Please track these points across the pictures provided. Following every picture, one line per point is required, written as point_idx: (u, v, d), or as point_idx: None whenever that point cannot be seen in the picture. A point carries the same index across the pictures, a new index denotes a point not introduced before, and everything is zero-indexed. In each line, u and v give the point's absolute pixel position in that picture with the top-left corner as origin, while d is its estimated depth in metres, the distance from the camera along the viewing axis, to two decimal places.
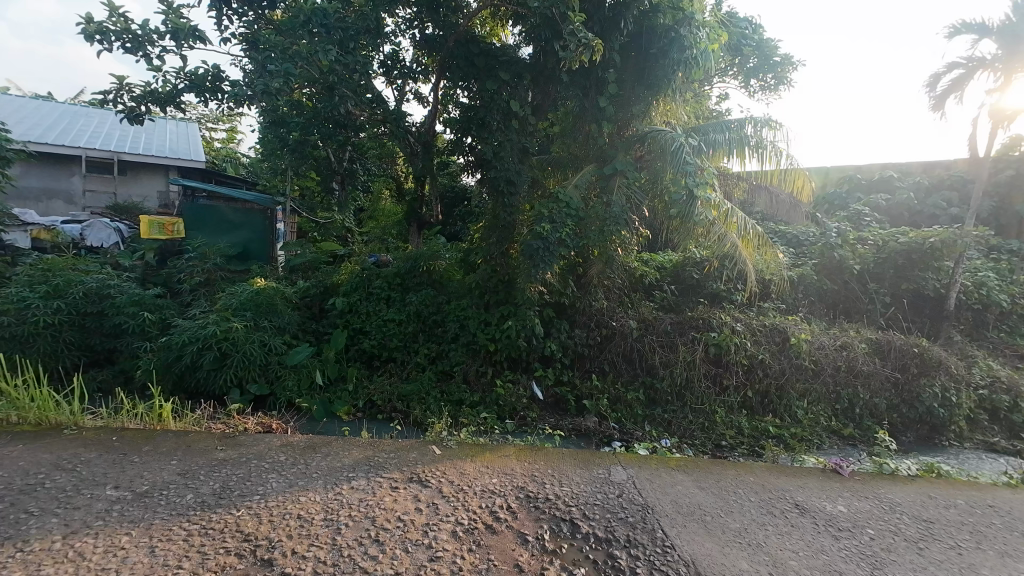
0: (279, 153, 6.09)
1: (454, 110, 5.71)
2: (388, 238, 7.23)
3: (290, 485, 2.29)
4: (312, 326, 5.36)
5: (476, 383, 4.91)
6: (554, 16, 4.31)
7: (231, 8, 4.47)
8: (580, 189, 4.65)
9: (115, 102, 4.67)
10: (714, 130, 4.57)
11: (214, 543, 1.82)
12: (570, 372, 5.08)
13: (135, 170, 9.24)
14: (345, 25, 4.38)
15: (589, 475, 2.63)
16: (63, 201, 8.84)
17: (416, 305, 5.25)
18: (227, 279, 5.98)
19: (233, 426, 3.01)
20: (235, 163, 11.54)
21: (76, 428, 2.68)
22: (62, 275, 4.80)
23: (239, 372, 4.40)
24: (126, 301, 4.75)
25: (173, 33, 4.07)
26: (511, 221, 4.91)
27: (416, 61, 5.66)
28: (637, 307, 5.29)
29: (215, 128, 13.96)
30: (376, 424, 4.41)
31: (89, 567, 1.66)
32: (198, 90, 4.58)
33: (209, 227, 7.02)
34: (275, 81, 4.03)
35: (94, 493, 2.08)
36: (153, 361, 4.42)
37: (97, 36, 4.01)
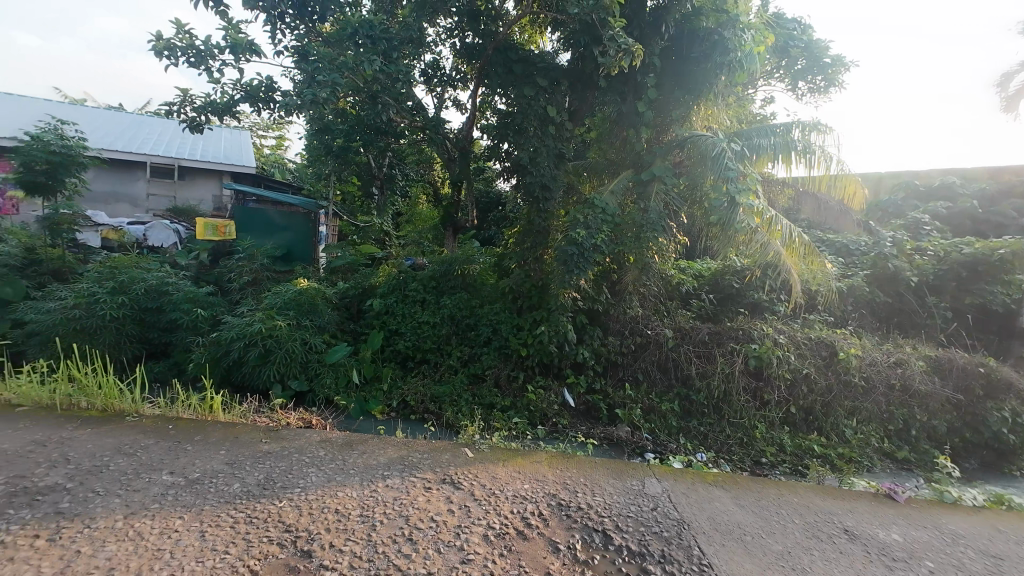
0: (324, 158, 6.49)
1: (491, 116, 5.78)
2: (425, 241, 7.39)
3: (328, 480, 2.36)
4: (350, 325, 5.54)
5: (507, 388, 4.92)
6: (593, 21, 4.31)
7: (284, 22, 4.70)
8: (615, 195, 4.62)
9: (178, 113, 5.01)
10: (757, 134, 4.43)
11: (259, 532, 1.91)
12: (603, 380, 5.01)
13: (193, 175, 9.87)
14: (389, 35, 4.55)
15: (622, 486, 2.58)
16: (128, 204, 9.46)
17: (450, 308, 5.32)
18: (272, 279, 6.27)
19: (276, 420, 3.15)
20: (282, 168, 12.13)
21: (136, 416, 2.87)
22: (127, 272, 5.17)
23: (282, 368, 4.59)
24: (182, 297, 5.07)
25: (232, 47, 4.32)
26: (545, 227, 5.00)
27: (456, 69, 5.76)
28: (672, 315, 5.16)
29: (266, 135, 14.75)
30: (409, 424, 4.50)
31: (147, 546, 1.77)
32: (252, 100, 4.83)
33: (257, 228, 7.35)
34: (322, 90, 4.23)
35: (151, 477, 2.22)
36: (204, 355, 4.68)
37: (165, 52, 4.32)
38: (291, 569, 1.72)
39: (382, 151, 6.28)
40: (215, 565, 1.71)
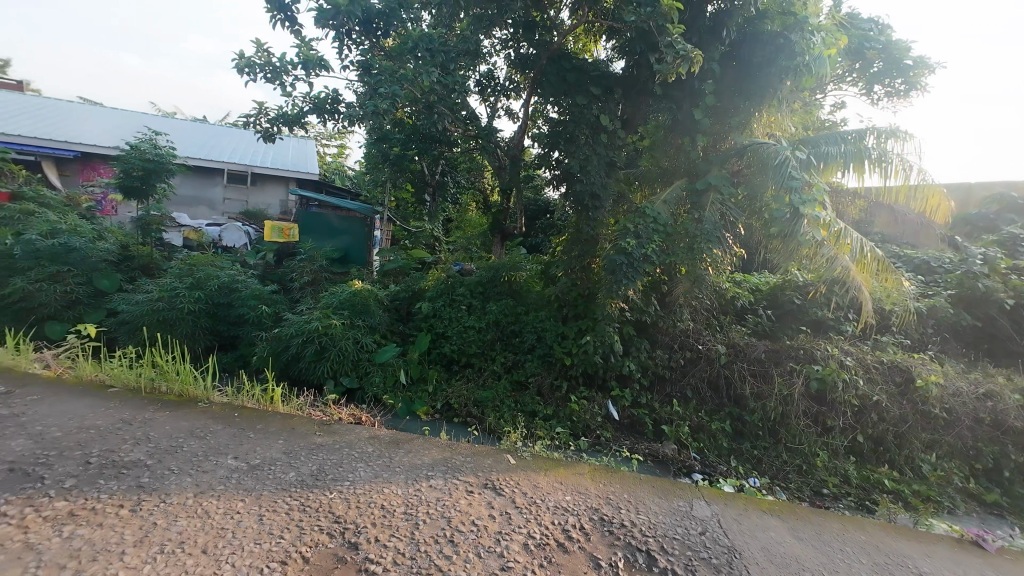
0: (381, 166, 6.78)
1: (542, 125, 5.81)
2: (473, 247, 7.53)
3: (374, 476, 2.44)
4: (399, 327, 5.72)
5: (550, 397, 4.89)
6: (651, 29, 4.24)
7: (351, 39, 4.99)
8: (668, 205, 4.50)
9: (254, 124, 5.43)
10: (825, 142, 4.17)
11: (310, 520, 2.00)
12: (649, 395, 4.87)
13: (263, 182, 10.63)
14: (447, 48, 4.71)
15: (668, 506, 2.48)
16: (206, 207, 10.27)
17: (496, 314, 5.36)
18: (330, 280, 6.62)
19: (329, 414, 3.31)
20: (342, 175, 12.81)
21: (207, 403, 3.11)
22: (204, 269, 5.63)
23: (335, 365, 4.82)
24: (249, 295, 5.45)
25: (304, 63, 4.64)
26: (594, 235, 4.97)
27: (510, 79, 5.86)
28: (725, 330, 4.93)
29: (329, 144, 15.61)
30: (452, 427, 4.57)
31: (213, 524, 1.90)
32: (319, 111, 5.14)
33: (317, 231, 7.76)
34: (383, 102, 4.45)
35: (218, 461, 2.39)
36: (267, 349, 5.00)
37: (246, 69, 4.71)
38: (338, 559, 1.79)
39: (436, 159, 6.49)
40: (271, 547, 1.81)
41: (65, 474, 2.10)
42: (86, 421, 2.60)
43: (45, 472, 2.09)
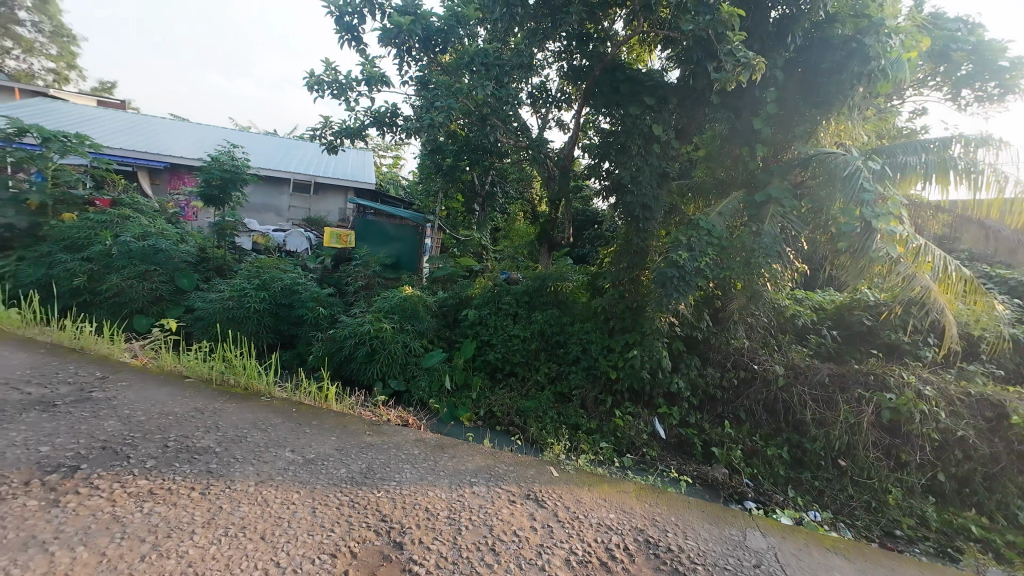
0: (434, 176, 6.99)
1: (594, 135, 5.79)
2: (520, 256, 7.58)
3: (420, 478, 2.50)
4: (445, 332, 5.83)
5: (593, 410, 4.81)
6: (709, 37, 4.16)
7: (411, 56, 5.22)
8: (724, 217, 4.33)
9: (320, 137, 5.79)
10: (902, 151, 3.89)
11: (359, 517, 2.08)
12: (699, 415, 4.67)
13: (324, 191, 11.27)
14: (501, 62, 4.82)
15: (719, 534, 2.36)
16: (274, 214, 11.00)
17: (541, 324, 5.34)
18: (382, 285, 6.89)
19: (378, 415, 3.42)
20: (396, 185, 13.34)
21: (269, 397, 3.31)
22: (269, 271, 6.04)
23: (384, 367, 4.98)
24: (309, 296, 5.78)
25: (367, 80, 4.91)
26: (643, 247, 4.87)
27: (562, 91, 5.89)
28: (785, 350, 4.65)
29: (385, 155, 16.31)
30: (495, 435, 4.59)
31: (271, 512, 2.02)
32: (379, 124, 5.41)
33: (372, 238, 8.00)
34: (439, 115, 4.62)
35: (278, 452, 2.54)
36: (322, 349, 5.26)
37: (315, 87, 5.05)
38: (385, 557, 1.85)
39: (486, 169, 6.63)
40: (323, 539, 1.89)
41: (147, 455, 2.30)
42: (166, 407, 2.84)
43: (131, 452, 2.30)
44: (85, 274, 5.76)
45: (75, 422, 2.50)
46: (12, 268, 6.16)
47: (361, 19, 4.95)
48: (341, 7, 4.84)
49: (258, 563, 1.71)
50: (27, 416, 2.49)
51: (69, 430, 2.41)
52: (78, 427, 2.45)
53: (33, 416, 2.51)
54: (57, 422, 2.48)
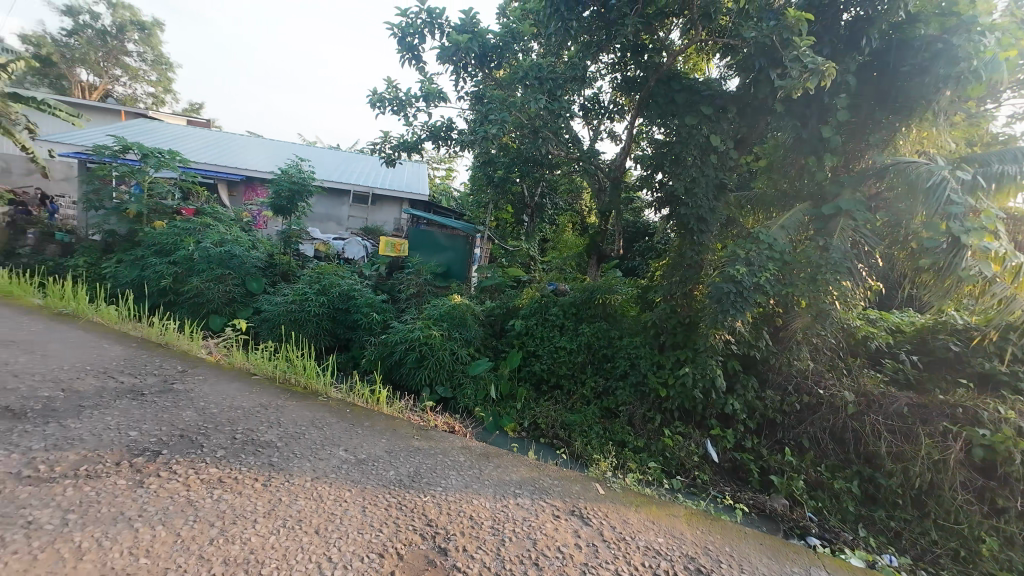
0: (485, 187, 7.12)
1: (647, 146, 5.68)
2: (568, 267, 7.54)
3: (465, 486, 2.52)
4: (492, 341, 5.87)
5: (641, 428, 4.67)
6: (773, 43, 4.02)
7: (467, 71, 5.39)
8: (787, 231, 4.10)
9: (379, 151, 6.09)
10: (1000, 159, 3.50)
11: (406, 519, 2.13)
12: (756, 439, 4.41)
13: (382, 201, 11.80)
14: (554, 75, 4.88)
15: (780, 570, 2.20)
16: (334, 223, 11.62)
17: (588, 336, 5.26)
18: (433, 293, 7.09)
19: (426, 420, 3.50)
20: (448, 197, 13.75)
21: (326, 397, 3.48)
22: (329, 277, 6.38)
23: (432, 374, 5.09)
24: (364, 302, 6.05)
25: (425, 96, 5.13)
26: (698, 260, 4.71)
27: (614, 102, 5.85)
28: (855, 375, 4.30)
29: (439, 167, 16.83)
30: (540, 447, 4.56)
31: (325, 508, 2.11)
32: (434, 138, 5.61)
33: (425, 247, 8.18)
34: (492, 128, 4.74)
35: (333, 451, 2.66)
36: (375, 353, 5.46)
37: (377, 104, 5.33)
38: (429, 561, 1.87)
39: (537, 181, 6.68)
40: (371, 539, 1.95)
41: (217, 446, 2.48)
42: (235, 401, 3.07)
43: (204, 442, 2.49)
44: (171, 276, 6.37)
45: (159, 410, 2.75)
46: (112, 270, 6.92)
47: (422, 39, 5.19)
48: (403, 28, 5.10)
49: (312, 557, 1.79)
50: (120, 402, 2.77)
51: (153, 418, 2.66)
52: (161, 416, 2.69)
53: (125, 403, 2.79)
54: (144, 409, 2.74)
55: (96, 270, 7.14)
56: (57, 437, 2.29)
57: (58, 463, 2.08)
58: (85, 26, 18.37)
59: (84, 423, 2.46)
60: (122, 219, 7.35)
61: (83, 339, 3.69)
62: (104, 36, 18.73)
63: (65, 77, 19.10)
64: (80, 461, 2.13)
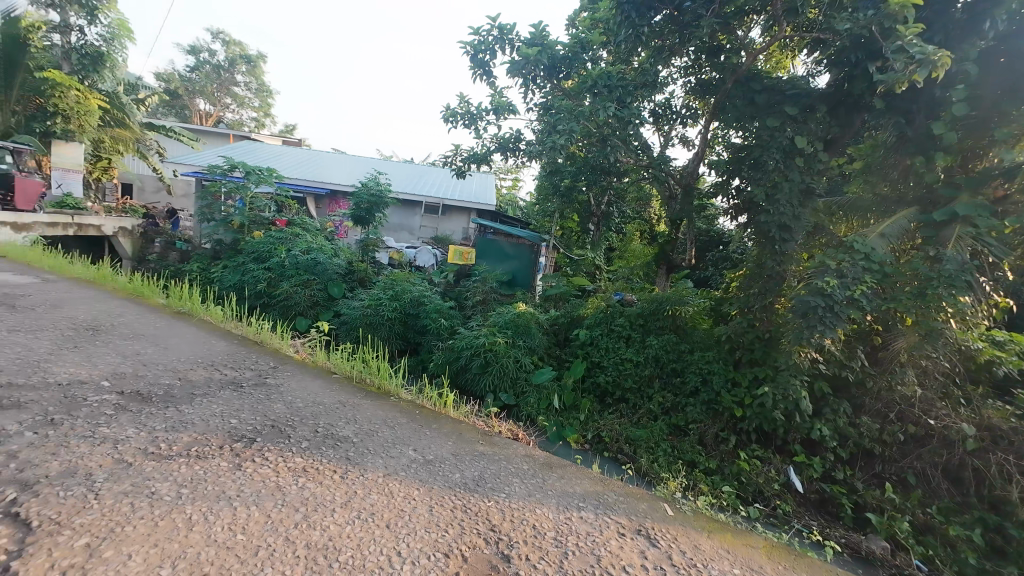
0: (551, 197, 7.14)
1: (723, 150, 5.40)
2: (635, 277, 7.34)
3: (528, 495, 2.52)
4: (556, 351, 5.84)
5: (713, 449, 4.42)
6: (872, 34, 3.69)
7: (536, 83, 5.47)
8: (888, 240, 3.69)
9: (451, 163, 6.35)
10: None
11: (470, 523, 2.17)
12: (848, 470, 3.99)
13: (451, 212, 12.27)
14: (625, 83, 4.81)
15: None
16: (406, 233, 12.16)
17: (656, 349, 5.06)
18: (498, 300, 7.21)
19: (490, 426, 3.56)
20: (514, 206, 13.96)
21: (397, 398, 3.67)
22: (401, 284, 6.72)
23: (496, 380, 5.17)
24: (433, 308, 6.31)
25: (495, 109, 5.28)
26: (780, 272, 4.38)
27: (687, 106, 5.63)
28: (976, 406, 3.74)
29: (505, 177, 17.14)
30: (604, 461, 4.44)
31: (396, 504, 2.21)
32: (503, 149, 5.75)
33: (491, 256, 8.34)
34: (560, 138, 4.77)
35: (403, 450, 2.79)
36: (442, 357, 5.65)
37: (450, 118, 5.58)
38: (492, 566, 1.90)
39: (604, 189, 6.60)
40: (438, 538, 2.02)
41: (302, 437, 2.70)
42: (318, 397, 3.33)
43: (291, 433, 2.72)
44: (266, 280, 7.06)
45: (255, 402, 3.06)
46: (219, 274, 7.82)
47: (492, 54, 5.37)
48: (475, 46, 5.31)
49: (384, 549, 1.89)
50: (223, 392, 3.12)
51: (250, 408, 2.95)
52: (256, 407, 2.99)
53: (227, 393, 3.13)
54: (242, 400, 3.05)
55: (206, 275, 8.11)
56: (174, 419, 2.62)
57: (175, 442, 2.37)
58: (204, 62, 21.11)
59: (195, 409, 2.80)
60: (228, 230, 8.29)
61: (195, 335, 4.19)
62: (219, 70, 21.41)
63: (187, 107, 22.03)
64: (192, 442, 2.41)
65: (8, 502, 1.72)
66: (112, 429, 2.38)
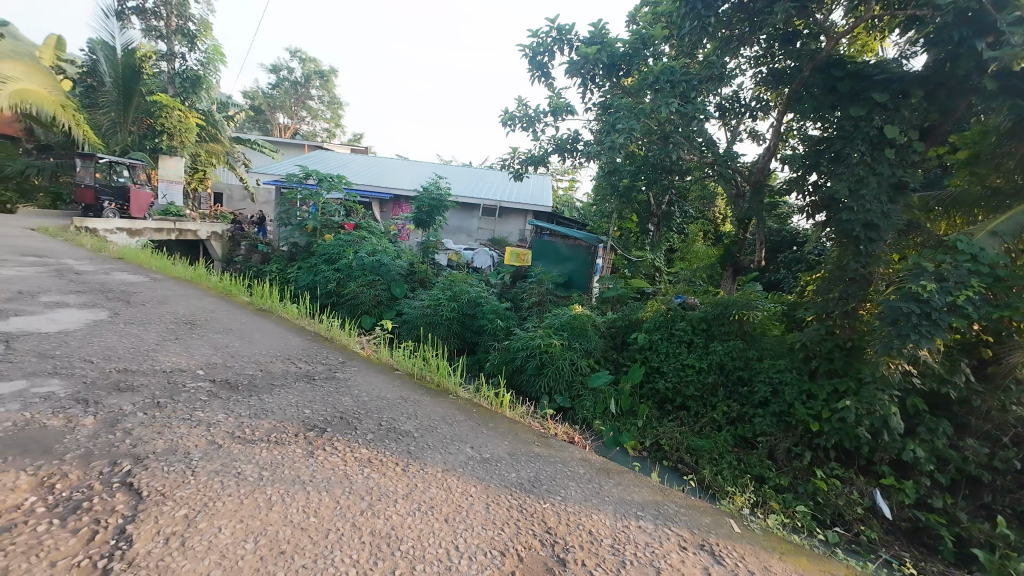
0: (609, 197, 7.02)
1: (799, 144, 5.01)
2: (698, 280, 7.02)
3: (585, 499, 2.49)
4: (613, 354, 5.71)
5: (785, 464, 4.11)
6: (981, 6, 3.27)
7: (594, 83, 5.40)
8: (1001, 239, 3.25)
9: (509, 166, 6.43)
10: None
11: (526, 523, 2.18)
12: (948, 498, 3.56)
13: (508, 214, 12.41)
14: (689, 77, 4.62)
15: None
16: (465, 235, 12.50)
17: (720, 355, 4.79)
18: (554, 302, 7.19)
19: (546, 427, 3.56)
20: (571, 207, 13.86)
21: (455, 395, 3.77)
22: (459, 284, 6.88)
23: (551, 382, 5.14)
24: (490, 309, 6.42)
25: (553, 111, 5.28)
26: (865, 274, 4.00)
27: (758, 98, 5.30)
28: None
29: (562, 179, 17.07)
30: (663, 470, 4.27)
31: (455, 499, 2.27)
32: (560, 151, 5.73)
33: (547, 258, 8.25)
34: (620, 137, 4.67)
35: (460, 446, 2.86)
36: (498, 358, 5.71)
37: (508, 122, 5.65)
38: (548, 568, 1.90)
39: (665, 189, 6.38)
40: (494, 536, 2.05)
41: (367, 430, 2.85)
42: (381, 392, 3.50)
43: (357, 425, 2.88)
44: (336, 281, 7.53)
45: (325, 394, 3.27)
46: (295, 275, 8.45)
47: (551, 56, 5.37)
48: (534, 49, 5.34)
49: (443, 542, 1.95)
50: (298, 384, 3.37)
51: (321, 400, 3.17)
52: (327, 399, 3.20)
53: (302, 385, 3.37)
54: (314, 392, 3.28)
55: (283, 276, 8.80)
56: (257, 407, 2.86)
57: (258, 428, 2.60)
58: (284, 79, 22.98)
59: (275, 399, 3.04)
60: (303, 234, 8.94)
61: (274, 331, 4.56)
62: (296, 86, 23.22)
63: (269, 121, 24.08)
64: (271, 429, 2.62)
65: (123, 474, 1.96)
66: (206, 414, 2.65)
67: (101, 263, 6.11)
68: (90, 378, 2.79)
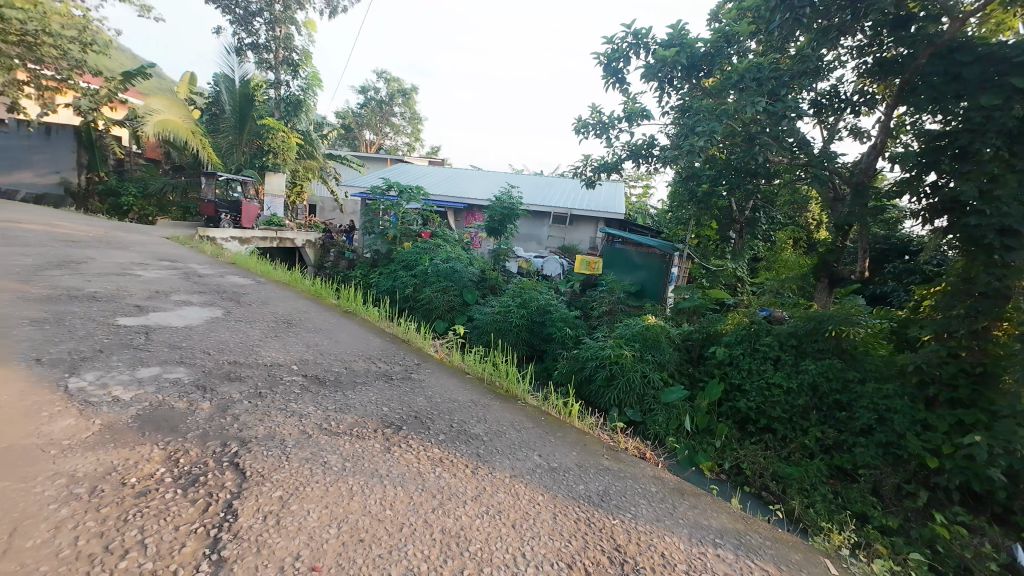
0: (686, 204, 6.72)
1: (913, 140, 4.44)
2: (787, 291, 6.47)
3: (657, 520, 2.37)
4: (688, 368, 5.40)
5: (895, 503, 3.61)
6: None
7: (672, 85, 5.21)
8: None
9: (581, 173, 6.39)
10: None
11: (594, 537, 2.13)
12: None
13: (579, 221, 12.34)
14: (778, 73, 4.30)
15: None
16: (535, 242, 12.58)
17: (813, 375, 4.35)
18: (625, 312, 7.00)
19: (616, 440, 3.45)
20: (644, 214, 13.47)
21: (524, 402, 3.79)
22: (529, 291, 6.95)
23: (621, 394, 4.99)
24: (559, 316, 6.40)
25: (627, 116, 5.17)
26: (1001, 289, 3.42)
27: (862, 91, 4.79)
28: None
29: (635, 185, 16.65)
30: (745, 497, 3.95)
31: (522, 506, 2.28)
32: (635, 157, 5.59)
33: (619, 266, 8.08)
34: (699, 140, 4.45)
35: (528, 454, 2.86)
36: (565, 367, 5.66)
37: (581, 130, 5.62)
38: None
39: (749, 193, 5.99)
40: (561, 547, 2.02)
41: (439, 430, 2.95)
42: (452, 395, 3.61)
43: (430, 425, 3.00)
44: (412, 286, 7.95)
45: (402, 393, 3.44)
46: (376, 280, 9.04)
47: (627, 61, 5.28)
48: (609, 55, 5.28)
49: (509, 547, 1.96)
50: (377, 383, 3.58)
51: (398, 399, 3.34)
52: (403, 398, 3.37)
53: (381, 383, 3.59)
54: (392, 391, 3.46)
55: (366, 281, 9.45)
56: (341, 403, 3.09)
57: (342, 422, 2.80)
58: (371, 99, 24.93)
59: (357, 395, 3.26)
60: (384, 241, 9.56)
61: (357, 332, 4.90)
62: (382, 105, 25.10)
63: (358, 138, 26.17)
64: (354, 424, 2.82)
65: (232, 454, 2.22)
66: (299, 406, 2.91)
67: (219, 267, 7.00)
68: (207, 367, 3.20)
